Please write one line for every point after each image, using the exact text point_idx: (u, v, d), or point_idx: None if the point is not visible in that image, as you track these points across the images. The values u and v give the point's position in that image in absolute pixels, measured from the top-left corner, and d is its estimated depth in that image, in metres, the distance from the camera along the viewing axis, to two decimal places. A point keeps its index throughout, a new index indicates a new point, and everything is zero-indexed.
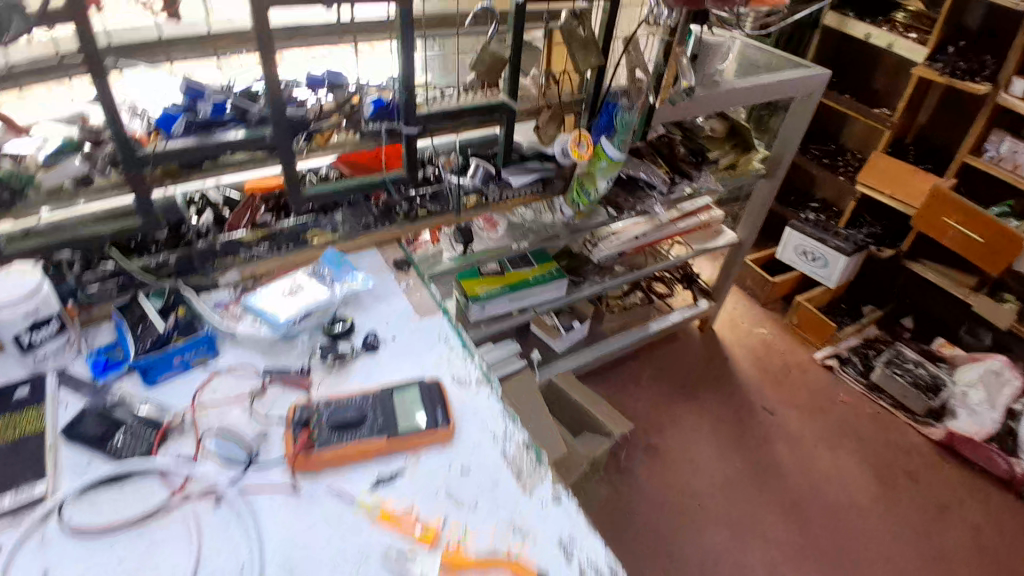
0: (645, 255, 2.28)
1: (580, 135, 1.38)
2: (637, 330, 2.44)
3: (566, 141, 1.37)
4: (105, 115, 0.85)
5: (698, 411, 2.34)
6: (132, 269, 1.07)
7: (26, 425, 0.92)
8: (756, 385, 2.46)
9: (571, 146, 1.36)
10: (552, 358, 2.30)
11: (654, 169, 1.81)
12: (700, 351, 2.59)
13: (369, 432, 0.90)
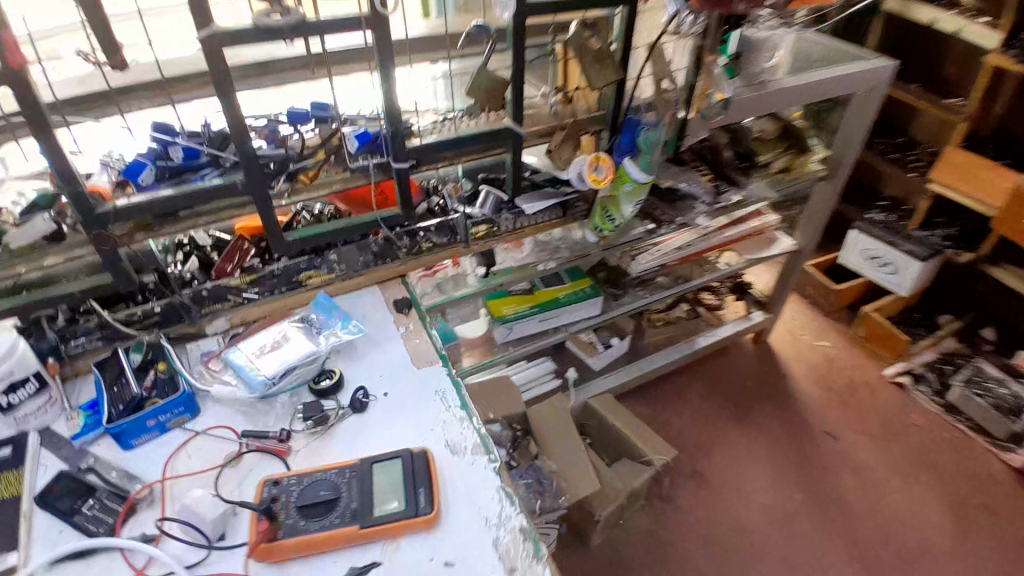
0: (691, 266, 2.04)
1: (598, 157, 1.19)
2: (683, 345, 2.21)
3: (582, 165, 1.19)
4: (58, 174, 0.78)
5: (748, 430, 2.11)
6: (113, 322, 1.01)
7: (3, 488, 0.87)
8: (816, 404, 2.19)
9: (588, 171, 1.18)
10: (589, 378, 2.11)
11: (697, 178, 1.61)
12: (753, 366, 2.33)
13: (341, 519, 0.80)
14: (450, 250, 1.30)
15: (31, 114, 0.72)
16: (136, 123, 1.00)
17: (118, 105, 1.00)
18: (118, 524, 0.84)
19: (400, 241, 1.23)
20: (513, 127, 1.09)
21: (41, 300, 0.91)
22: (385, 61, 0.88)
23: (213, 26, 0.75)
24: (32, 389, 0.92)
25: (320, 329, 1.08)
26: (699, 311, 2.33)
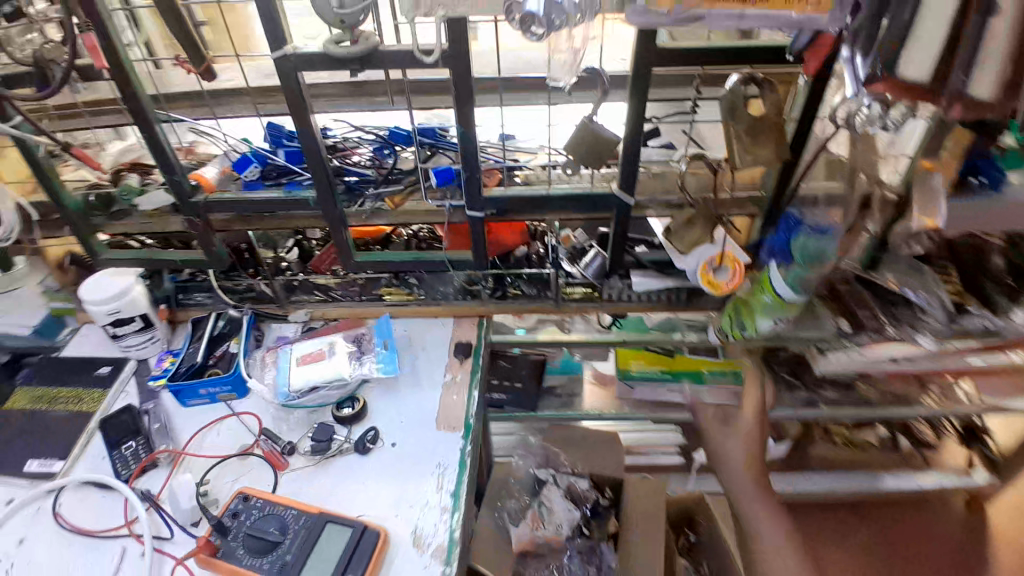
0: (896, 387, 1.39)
1: (727, 256, 0.95)
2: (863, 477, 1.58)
3: (703, 255, 0.95)
4: (163, 164, 0.90)
5: None
6: (217, 287, 1.15)
7: (87, 400, 1.02)
8: None
9: (704, 269, 0.95)
10: None
11: None
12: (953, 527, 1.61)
13: (269, 567, 0.79)
14: (538, 305, 1.16)
15: (133, 108, 0.82)
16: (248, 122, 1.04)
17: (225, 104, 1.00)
18: (134, 473, 0.92)
19: (485, 282, 1.15)
20: (620, 196, 0.90)
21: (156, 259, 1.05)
22: (462, 102, 0.78)
23: (286, 47, 0.73)
24: (136, 327, 1.05)
25: (363, 354, 1.05)
26: (901, 445, 1.63)
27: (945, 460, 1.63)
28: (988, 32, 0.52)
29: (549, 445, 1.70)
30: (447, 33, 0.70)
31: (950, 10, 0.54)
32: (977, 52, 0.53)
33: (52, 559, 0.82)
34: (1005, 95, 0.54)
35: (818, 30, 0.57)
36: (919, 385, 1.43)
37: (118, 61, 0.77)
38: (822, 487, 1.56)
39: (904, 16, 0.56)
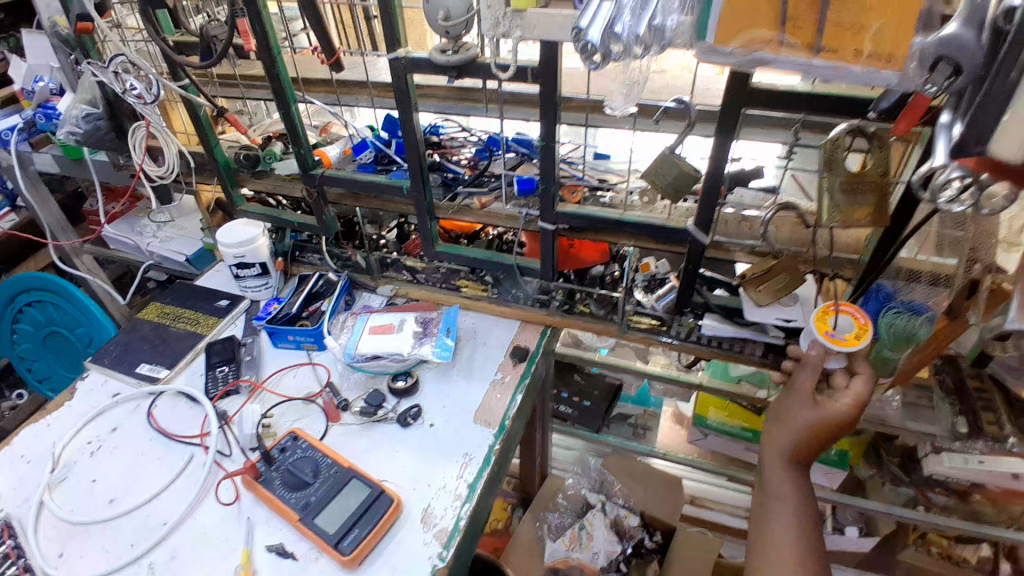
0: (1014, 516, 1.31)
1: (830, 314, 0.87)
2: None
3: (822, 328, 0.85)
4: (294, 139, 1.05)
5: None
6: (325, 252, 1.28)
7: (204, 325, 1.23)
8: None
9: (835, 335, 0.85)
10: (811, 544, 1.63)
11: None
12: None
13: (295, 501, 0.90)
14: (601, 327, 1.15)
15: (276, 87, 0.99)
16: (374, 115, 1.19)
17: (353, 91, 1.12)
18: (218, 394, 1.08)
19: (556, 294, 1.17)
20: (695, 233, 0.88)
21: (279, 218, 1.25)
22: (546, 117, 0.81)
23: (399, 51, 0.83)
24: (255, 272, 1.23)
25: (426, 336, 1.12)
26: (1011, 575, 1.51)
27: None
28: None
29: (604, 471, 1.68)
30: (540, 53, 0.74)
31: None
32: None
33: (142, 447, 1.02)
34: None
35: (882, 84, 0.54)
36: None
37: (267, 45, 0.93)
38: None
39: (1005, 85, 0.50)
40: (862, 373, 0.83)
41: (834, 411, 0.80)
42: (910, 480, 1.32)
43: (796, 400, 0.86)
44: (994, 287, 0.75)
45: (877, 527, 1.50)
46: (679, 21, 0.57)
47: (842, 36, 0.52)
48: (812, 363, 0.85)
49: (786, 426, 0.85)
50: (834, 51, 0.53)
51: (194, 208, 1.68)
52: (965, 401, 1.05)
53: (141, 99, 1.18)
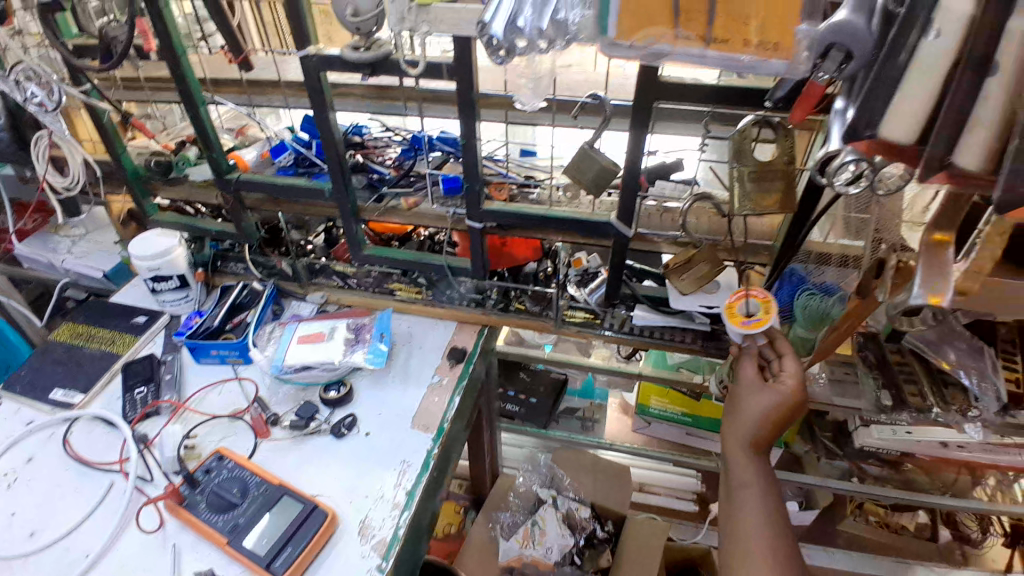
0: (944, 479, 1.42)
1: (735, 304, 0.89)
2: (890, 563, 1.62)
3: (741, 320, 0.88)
4: (206, 141, 0.99)
5: None
6: (248, 261, 1.22)
7: (120, 344, 1.15)
8: None
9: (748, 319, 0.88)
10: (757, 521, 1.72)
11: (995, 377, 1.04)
12: None
13: (222, 524, 0.86)
14: (538, 323, 1.16)
15: (183, 89, 0.93)
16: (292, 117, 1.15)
17: (267, 93, 1.07)
18: (136, 417, 1.01)
19: (491, 293, 1.16)
20: (619, 226, 0.89)
21: (196, 227, 1.19)
22: (465, 115, 0.80)
23: (309, 48, 0.80)
24: (174, 285, 1.16)
25: (358, 343, 1.09)
26: (941, 535, 1.64)
27: (990, 561, 1.63)
28: (981, 90, 0.48)
29: (554, 467, 1.68)
30: (453, 51, 0.73)
31: (942, 66, 0.49)
32: (962, 119, 0.49)
33: (55, 479, 0.94)
34: (992, 163, 0.51)
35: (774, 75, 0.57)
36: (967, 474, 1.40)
37: (170, 45, 0.88)
38: (844, 564, 1.58)
39: (897, 63, 0.50)
40: (787, 351, 0.87)
41: (787, 395, 0.83)
42: (842, 454, 1.40)
43: (744, 385, 0.87)
44: (901, 265, 0.76)
45: (817, 500, 1.61)
46: (582, 16, 0.57)
47: (732, 26, 0.54)
48: (751, 348, 0.89)
49: (741, 414, 0.86)
50: (724, 40, 0.54)
51: (110, 222, 1.57)
52: (887, 375, 1.12)
53: (42, 108, 1.06)
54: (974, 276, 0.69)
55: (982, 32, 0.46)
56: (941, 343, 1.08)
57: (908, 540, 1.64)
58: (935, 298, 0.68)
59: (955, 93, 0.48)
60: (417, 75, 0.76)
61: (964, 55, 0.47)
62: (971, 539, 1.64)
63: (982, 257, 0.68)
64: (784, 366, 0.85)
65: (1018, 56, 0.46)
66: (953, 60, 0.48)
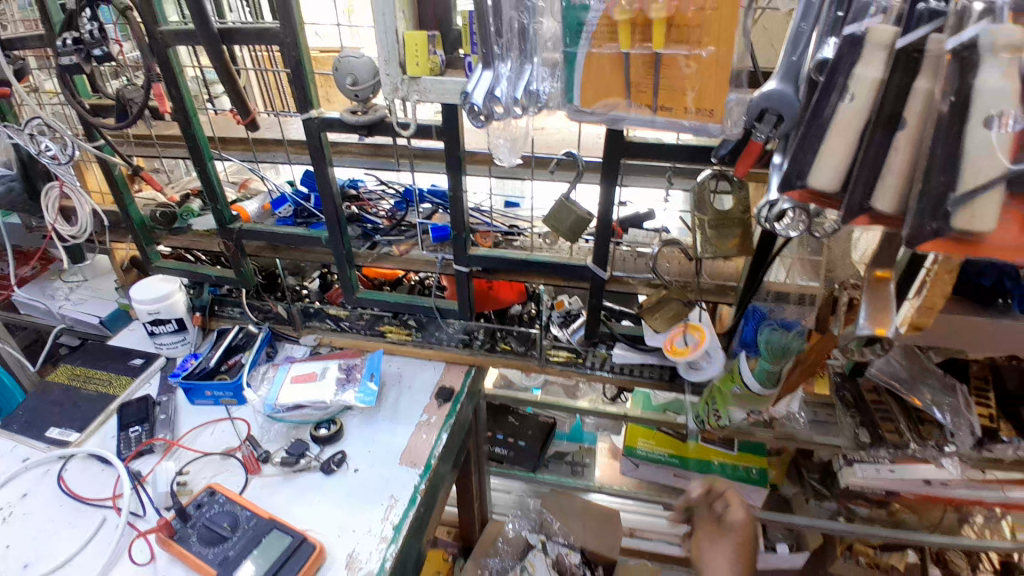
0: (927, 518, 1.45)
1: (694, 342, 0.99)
2: None
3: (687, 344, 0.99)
4: (212, 194, 1.06)
5: None
6: (246, 305, 1.28)
7: (116, 385, 1.19)
8: None
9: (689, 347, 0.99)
10: None
11: (965, 411, 1.09)
12: None
13: (212, 556, 0.88)
14: (524, 363, 1.21)
15: (193, 145, 1.01)
16: (295, 173, 1.25)
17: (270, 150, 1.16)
18: (131, 454, 1.05)
19: (478, 335, 1.21)
20: (593, 268, 0.97)
21: (197, 272, 1.25)
22: (451, 169, 0.88)
23: (311, 111, 0.88)
24: (171, 328, 1.21)
25: (349, 382, 1.14)
26: None
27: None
28: (891, 143, 0.56)
29: (543, 511, 1.66)
30: (441, 114, 0.81)
31: (857, 125, 0.57)
32: (878, 167, 0.57)
33: (48, 514, 0.96)
34: (903, 205, 0.59)
35: (713, 135, 0.65)
36: (954, 512, 1.43)
37: (183, 109, 0.97)
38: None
39: (820, 120, 0.58)
40: (730, 496, 1.01)
41: (743, 529, 0.98)
42: (830, 496, 1.45)
43: (708, 539, 0.98)
44: (851, 301, 0.84)
45: (806, 541, 1.64)
46: (551, 87, 0.68)
47: (672, 94, 0.63)
48: (696, 501, 1.02)
49: (718, 563, 0.94)
50: (669, 107, 0.64)
51: (111, 270, 1.63)
52: (863, 414, 1.17)
53: (54, 159, 1.14)
54: (926, 312, 0.74)
55: (888, 96, 0.55)
56: (914, 382, 1.14)
57: None
58: (881, 330, 0.73)
59: (868, 150, 0.57)
60: (408, 134, 0.85)
61: (874, 114, 0.56)
62: None
63: (931, 295, 0.73)
64: (729, 507, 1.00)
65: (920, 111, 0.54)
66: (866, 118, 0.56)
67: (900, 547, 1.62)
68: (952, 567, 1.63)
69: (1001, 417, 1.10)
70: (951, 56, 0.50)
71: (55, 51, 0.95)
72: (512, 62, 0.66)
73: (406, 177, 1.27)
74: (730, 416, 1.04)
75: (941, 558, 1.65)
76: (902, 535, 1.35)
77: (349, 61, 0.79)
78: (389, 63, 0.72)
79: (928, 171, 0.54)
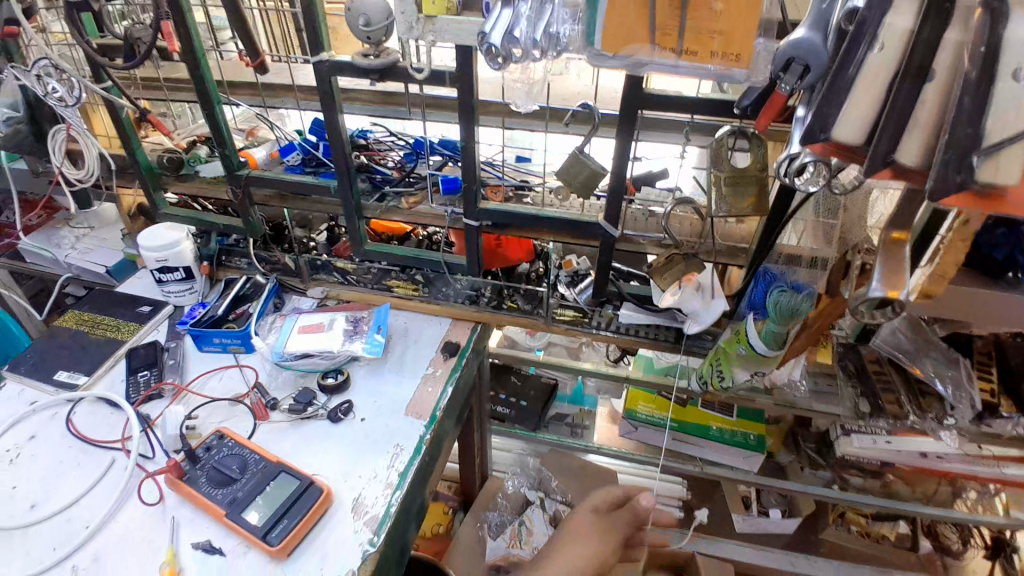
0: (922, 489, 1.48)
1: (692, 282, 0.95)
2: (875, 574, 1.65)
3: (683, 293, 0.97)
4: (219, 138, 1.05)
5: None
6: (254, 255, 1.28)
7: (124, 331, 1.20)
8: None
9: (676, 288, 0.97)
10: (721, 531, 1.70)
11: (967, 384, 1.08)
12: None
13: (221, 498, 0.90)
14: (530, 321, 1.21)
15: (200, 87, 0.99)
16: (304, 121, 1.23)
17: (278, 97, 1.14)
18: (141, 398, 1.06)
19: (486, 292, 1.23)
20: (603, 225, 0.96)
21: (203, 221, 1.24)
22: (464, 119, 0.86)
23: (323, 54, 0.86)
24: (179, 276, 1.21)
25: (356, 334, 1.15)
26: (922, 546, 1.69)
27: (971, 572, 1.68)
28: (920, 95, 0.54)
29: (542, 469, 1.71)
30: (455, 57, 0.79)
31: (885, 76, 0.55)
32: (905, 119, 0.55)
33: (58, 455, 0.99)
34: (928, 160, 0.57)
35: (737, 81, 0.64)
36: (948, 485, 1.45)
37: (191, 50, 0.94)
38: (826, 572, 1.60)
39: (849, 72, 0.56)
40: None
41: None
42: (826, 463, 1.48)
43: None
44: (864, 266, 0.81)
45: (799, 508, 1.66)
46: (571, 30, 0.66)
47: (696, 40, 0.61)
48: None
49: None
50: (694, 53, 0.62)
51: (117, 219, 1.62)
52: (865, 383, 1.18)
53: (62, 103, 1.10)
54: (937, 280, 0.77)
55: (920, 44, 0.52)
56: (918, 354, 1.11)
57: (887, 549, 1.69)
58: (893, 292, 0.71)
59: (896, 99, 0.55)
60: (422, 80, 0.82)
61: (905, 64, 0.54)
62: (951, 550, 1.70)
63: (944, 263, 0.75)
64: None
65: (952, 61, 0.52)
66: (895, 68, 0.55)
67: (892, 518, 1.66)
68: (941, 538, 1.71)
69: (1003, 393, 1.10)
70: (981, 8, 0.49)
71: None
72: (532, 1, 0.64)
73: (416, 128, 1.25)
74: (733, 378, 1.03)
75: (934, 531, 1.73)
76: (896, 507, 1.36)
77: (362, 0, 0.77)
78: (403, 0, 0.69)
79: (954, 122, 0.52)
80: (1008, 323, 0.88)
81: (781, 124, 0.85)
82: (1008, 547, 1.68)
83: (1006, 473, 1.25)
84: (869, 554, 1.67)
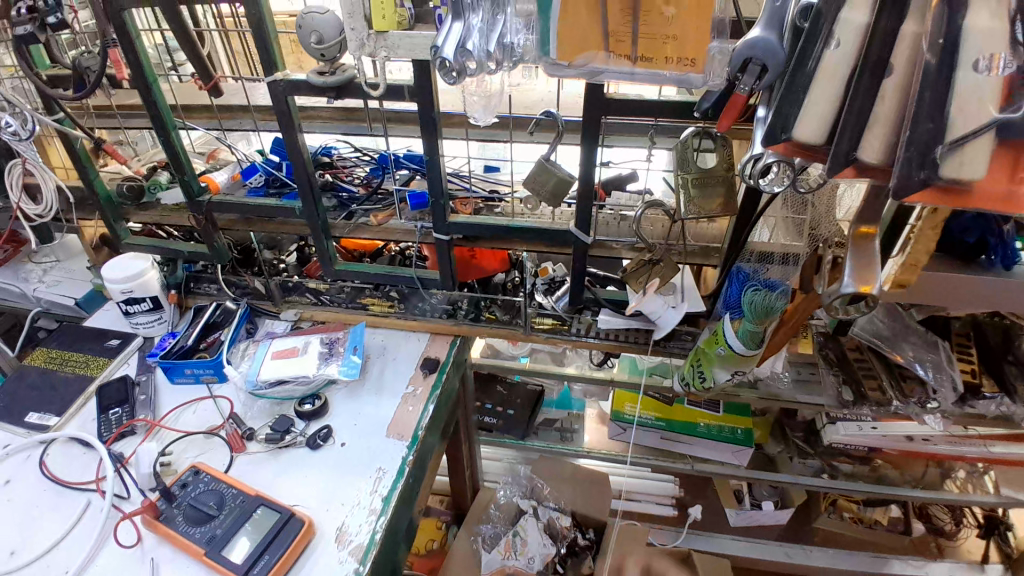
0: (910, 472, 1.48)
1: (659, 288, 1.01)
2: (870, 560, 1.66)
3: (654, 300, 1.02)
4: (178, 164, 1.01)
5: None
6: (223, 281, 1.25)
7: (93, 366, 1.16)
8: None
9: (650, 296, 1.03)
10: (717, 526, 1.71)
11: (946, 364, 1.10)
12: None
13: (199, 536, 0.87)
14: (510, 331, 1.20)
15: (154, 114, 0.96)
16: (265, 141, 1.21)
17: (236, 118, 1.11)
18: (112, 437, 1.03)
19: (464, 304, 1.20)
20: (576, 233, 0.94)
21: (169, 249, 1.20)
22: (426, 133, 0.85)
23: (276, 74, 0.84)
24: (146, 307, 1.17)
25: (332, 356, 1.12)
26: (915, 529, 1.69)
27: (966, 553, 1.69)
28: (879, 90, 0.54)
29: (533, 477, 1.65)
30: (412, 71, 0.78)
31: (843, 73, 0.54)
32: (865, 115, 0.55)
33: (32, 500, 0.95)
34: (892, 155, 0.57)
35: (696, 85, 0.63)
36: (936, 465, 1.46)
37: (141, 75, 0.91)
38: (822, 561, 1.64)
39: (807, 70, 0.56)
40: None
41: None
42: (816, 453, 1.48)
43: None
44: (836, 260, 0.84)
45: (791, 499, 1.64)
46: (526, 39, 0.65)
47: (654, 46, 0.60)
48: None
49: None
50: (653, 59, 0.61)
51: (82, 250, 1.58)
52: (848, 372, 1.17)
53: (16, 137, 1.05)
54: (909, 270, 0.77)
55: (875, 41, 0.52)
56: (896, 339, 1.14)
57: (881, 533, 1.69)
58: (866, 287, 0.71)
59: (856, 96, 0.54)
60: (378, 96, 0.80)
61: (861, 60, 0.53)
62: (944, 530, 1.71)
63: (915, 252, 0.75)
64: None
65: (908, 55, 0.52)
66: (853, 65, 0.54)
67: (883, 502, 1.66)
68: (933, 519, 1.72)
69: (983, 372, 1.11)
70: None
71: (9, 22, 0.87)
72: (484, 12, 0.63)
73: (380, 143, 1.24)
74: (715, 378, 1.02)
75: (926, 512, 1.74)
76: (886, 492, 1.36)
77: (313, 17, 0.75)
78: (353, 16, 0.68)
79: (915, 118, 0.51)
80: (981, 306, 0.89)
81: (745, 123, 0.84)
82: (1000, 525, 1.70)
83: (991, 451, 1.25)
84: (862, 539, 1.69)
